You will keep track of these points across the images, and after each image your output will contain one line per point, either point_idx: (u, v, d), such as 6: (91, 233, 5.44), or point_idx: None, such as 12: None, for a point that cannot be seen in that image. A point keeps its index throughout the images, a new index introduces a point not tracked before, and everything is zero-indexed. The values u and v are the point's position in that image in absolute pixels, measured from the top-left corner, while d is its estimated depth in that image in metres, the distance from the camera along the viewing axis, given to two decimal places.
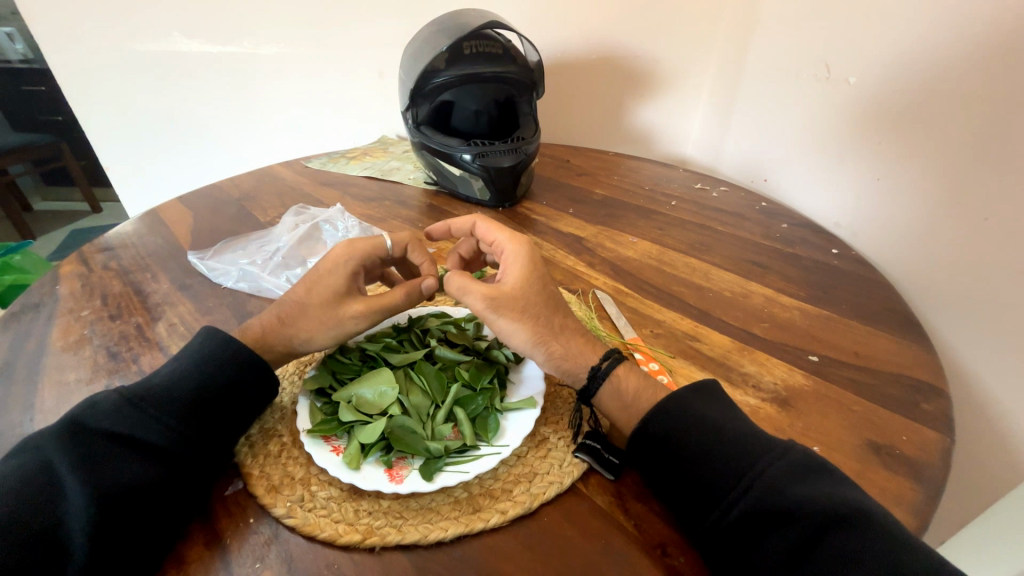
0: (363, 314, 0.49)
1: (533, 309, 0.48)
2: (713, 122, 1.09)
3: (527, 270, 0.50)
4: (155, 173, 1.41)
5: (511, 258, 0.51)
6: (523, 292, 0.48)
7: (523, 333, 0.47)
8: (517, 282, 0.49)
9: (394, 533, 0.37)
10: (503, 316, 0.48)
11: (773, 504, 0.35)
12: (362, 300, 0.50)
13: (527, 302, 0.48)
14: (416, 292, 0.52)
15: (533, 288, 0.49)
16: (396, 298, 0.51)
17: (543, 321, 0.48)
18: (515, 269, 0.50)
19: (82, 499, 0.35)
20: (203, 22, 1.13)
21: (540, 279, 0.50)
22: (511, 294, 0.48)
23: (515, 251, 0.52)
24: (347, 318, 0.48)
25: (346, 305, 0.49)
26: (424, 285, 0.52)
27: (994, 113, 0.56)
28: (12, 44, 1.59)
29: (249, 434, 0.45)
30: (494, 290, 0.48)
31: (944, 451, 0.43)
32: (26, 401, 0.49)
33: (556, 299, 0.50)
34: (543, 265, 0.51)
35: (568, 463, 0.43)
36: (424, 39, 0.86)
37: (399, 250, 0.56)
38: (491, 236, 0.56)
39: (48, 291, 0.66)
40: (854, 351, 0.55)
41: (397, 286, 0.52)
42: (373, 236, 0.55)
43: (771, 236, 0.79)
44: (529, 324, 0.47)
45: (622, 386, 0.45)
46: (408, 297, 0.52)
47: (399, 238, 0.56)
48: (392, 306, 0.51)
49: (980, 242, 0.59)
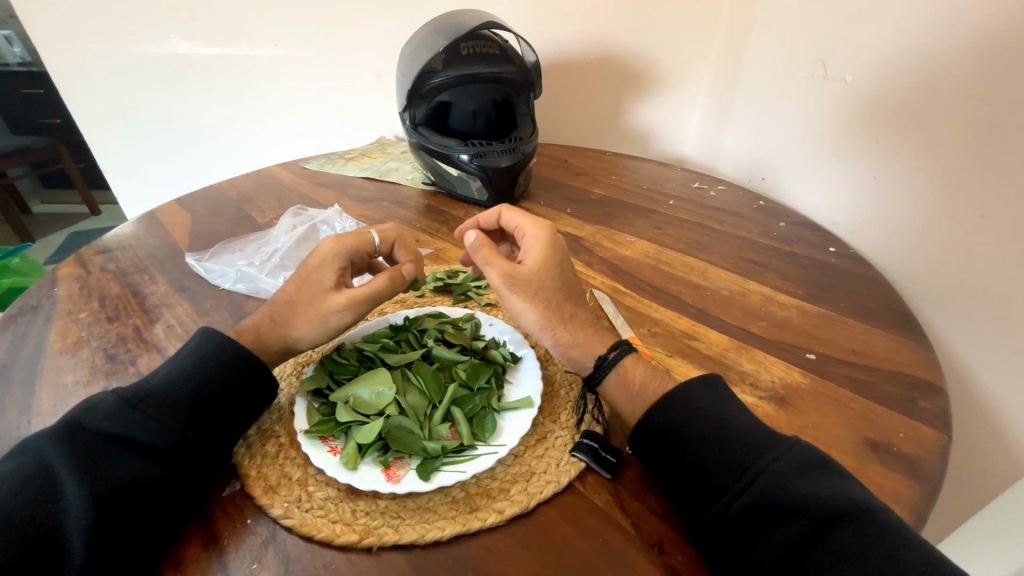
0: (347, 306, 0.48)
1: (547, 292, 0.48)
2: (711, 121, 1.09)
3: (547, 254, 0.50)
4: (152, 176, 1.40)
5: (534, 241, 0.51)
6: (540, 273, 0.49)
7: (533, 313, 0.48)
8: (536, 264, 0.49)
9: (391, 534, 0.37)
10: (518, 295, 0.48)
11: (776, 499, 0.34)
12: (346, 292, 0.49)
13: (542, 283, 0.48)
14: (399, 278, 0.51)
15: (550, 271, 0.49)
16: (379, 285, 0.49)
17: (557, 309, 0.48)
18: (535, 252, 0.50)
19: (79, 500, 0.34)
20: (202, 24, 1.13)
21: (557, 264, 0.50)
22: (526, 275, 0.48)
23: (539, 235, 0.52)
24: (332, 311, 0.48)
25: (333, 297, 0.48)
26: (406, 271, 0.52)
27: (990, 110, 0.56)
28: (11, 48, 1.58)
29: (247, 435, 0.44)
30: (514, 268, 0.49)
31: (941, 448, 0.43)
32: (23, 403, 0.49)
33: (572, 287, 0.50)
34: (562, 251, 0.51)
35: (566, 463, 0.42)
36: (422, 40, 0.86)
37: (387, 247, 0.57)
38: (517, 219, 0.55)
39: (47, 293, 0.66)
40: (852, 349, 0.55)
41: (380, 274, 0.50)
42: (362, 232, 0.55)
43: (769, 235, 0.79)
44: (540, 307, 0.48)
45: (627, 377, 0.44)
46: (390, 285, 0.50)
47: (387, 234, 0.56)
48: (375, 293, 0.49)
49: (977, 240, 0.58)
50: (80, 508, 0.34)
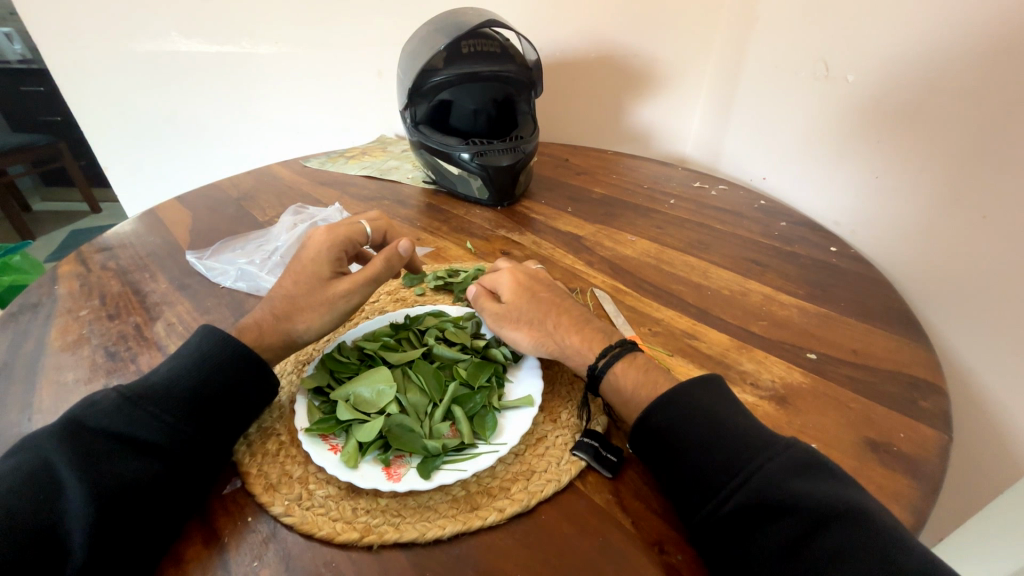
0: (351, 290, 0.50)
1: (531, 318, 0.50)
2: (712, 121, 1.09)
3: (514, 283, 0.54)
4: (152, 173, 1.40)
5: (501, 275, 0.55)
6: (515, 301, 0.52)
7: (524, 341, 0.49)
8: (510, 295, 0.53)
9: (392, 532, 0.37)
10: (508, 328, 0.50)
11: (773, 497, 0.34)
12: (346, 278, 0.50)
13: (518, 308, 0.51)
14: (395, 257, 0.53)
15: (523, 296, 0.52)
16: (378, 266, 0.51)
17: (539, 326, 0.49)
18: (510, 287, 0.53)
19: (78, 497, 0.34)
20: (203, 22, 1.13)
21: (528, 289, 0.53)
22: (505, 306, 0.51)
23: (505, 270, 0.55)
24: (337, 298, 0.49)
25: (334, 286, 0.50)
26: (401, 248, 0.53)
27: (992, 110, 0.56)
28: (11, 45, 1.58)
29: (248, 433, 0.44)
30: (496, 306, 0.52)
31: (942, 448, 0.43)
32: (24, 401, 0.49)
33: (555, 306, 0.51)
34: (529, 277, 0.55)
35: (566, 461, 0.42)
36: (423, 38, 0.86)
37: (379, 235, 0.58)
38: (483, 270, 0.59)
39: (47, 290, 0.66)
40: (853, 349, 0.55)
41: (376, 256, 0.52)
42: (351, 222, 0.55)
43: (770, 234, 0.79)
44: (528, 333, 0.49)
45: (620, 382, 0.45)
46: (388, 264, 0.52)
47: (376, 224, 0.57)
48: (377, 275, 0.51)
49: (979, 241, 0.58)
50: (80, 506, 0.34)
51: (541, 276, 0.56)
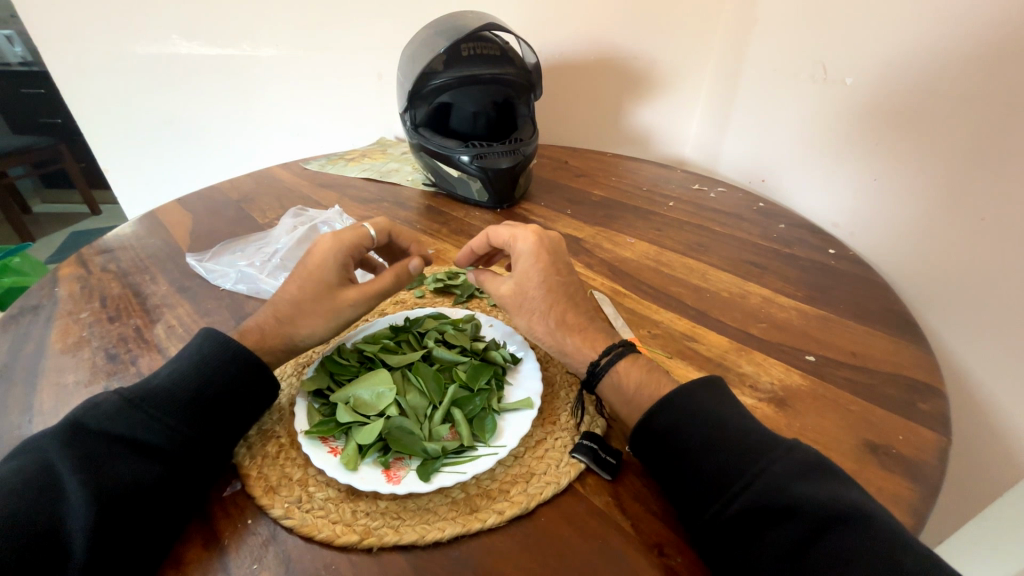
0: (359, 301, 0.50)
1: (541, 311, 0.50)
2: (711, 123, 1.09)
3: (533, 266, 0.51)
4: (152, 175, 1.40)
5: (520, 253, 0.52)
6: (528, 288, 0.50)
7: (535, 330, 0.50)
8: (523, 278, 0.51)
9: (392, 534, 0.37)
10: (521, 317, 0.50)
11: (774, 501, 0.34)
12: (354, 288, 0.50)
13: (526, 296, 0.50)
14: (404, 274, 0.53)
15: (535, 280, 0.50)
16: (387, 281, 0.52)
17: (542, 317, 0.49)
18: (525, 271, 0.51)
19: (79, 499, 0.34)
20: (203, 24, 1.13)
21: (542, 274, 0.50)
22: (515, 292, 0.51)
23: (524, 248, 0.52)
24: (344, 307, 0.49)
25: (341, 294, 0.50)
26: (413, 266, 0.53)
27: (991, 113, 0.56)
28: (12, 47, 1.59)
29: (248, 436, 0.45)
30: (509, 291, 0.51)
31: (941, 451, 0.43)
32: (24, 403, 0.49)
33: (565, 297, 0.50)
34: (545, 257, 0.51)
35: (566, 463, 0.42)
36: (423, 41, 0.86)
37: (382, 237, 0.57)
38: (503, 231, 0.54)
39: (48, 292, 0.66)
40: (851, 351, 0.55)
41: (385, 271, 0.52)
42: (357, 227, 0.55)
43: (769, 236, 0.79)
44: (541, 325, 0.50)
45: (622, 380, 0.45)
46: (396, 280, 0.52)
47: (379, 225, 0.57)
48: (384, 289, 0.52)
49: (978, 243, 0.58)
50: (80, 507, 0.34)
51: (557, 256, 0.52)
